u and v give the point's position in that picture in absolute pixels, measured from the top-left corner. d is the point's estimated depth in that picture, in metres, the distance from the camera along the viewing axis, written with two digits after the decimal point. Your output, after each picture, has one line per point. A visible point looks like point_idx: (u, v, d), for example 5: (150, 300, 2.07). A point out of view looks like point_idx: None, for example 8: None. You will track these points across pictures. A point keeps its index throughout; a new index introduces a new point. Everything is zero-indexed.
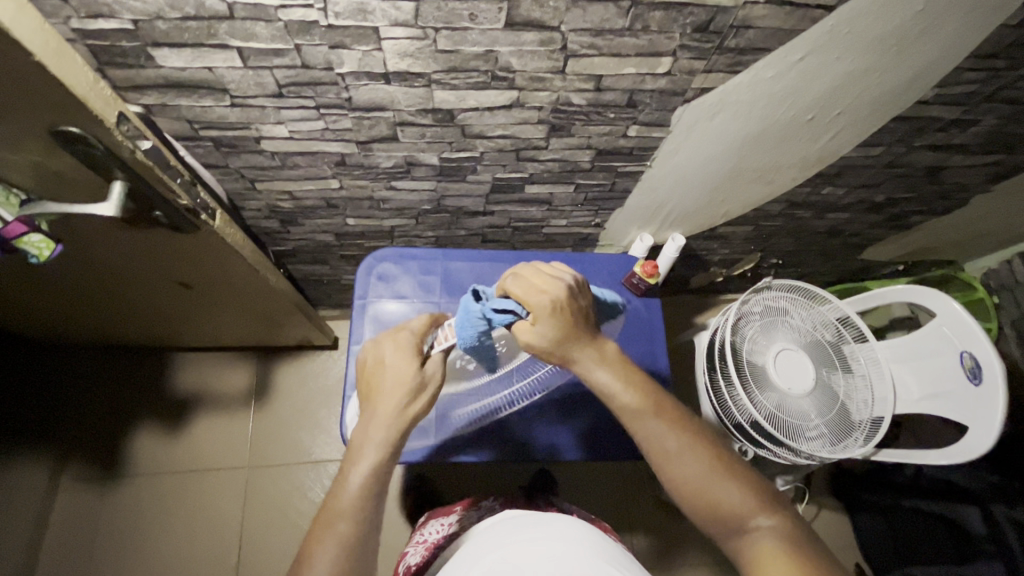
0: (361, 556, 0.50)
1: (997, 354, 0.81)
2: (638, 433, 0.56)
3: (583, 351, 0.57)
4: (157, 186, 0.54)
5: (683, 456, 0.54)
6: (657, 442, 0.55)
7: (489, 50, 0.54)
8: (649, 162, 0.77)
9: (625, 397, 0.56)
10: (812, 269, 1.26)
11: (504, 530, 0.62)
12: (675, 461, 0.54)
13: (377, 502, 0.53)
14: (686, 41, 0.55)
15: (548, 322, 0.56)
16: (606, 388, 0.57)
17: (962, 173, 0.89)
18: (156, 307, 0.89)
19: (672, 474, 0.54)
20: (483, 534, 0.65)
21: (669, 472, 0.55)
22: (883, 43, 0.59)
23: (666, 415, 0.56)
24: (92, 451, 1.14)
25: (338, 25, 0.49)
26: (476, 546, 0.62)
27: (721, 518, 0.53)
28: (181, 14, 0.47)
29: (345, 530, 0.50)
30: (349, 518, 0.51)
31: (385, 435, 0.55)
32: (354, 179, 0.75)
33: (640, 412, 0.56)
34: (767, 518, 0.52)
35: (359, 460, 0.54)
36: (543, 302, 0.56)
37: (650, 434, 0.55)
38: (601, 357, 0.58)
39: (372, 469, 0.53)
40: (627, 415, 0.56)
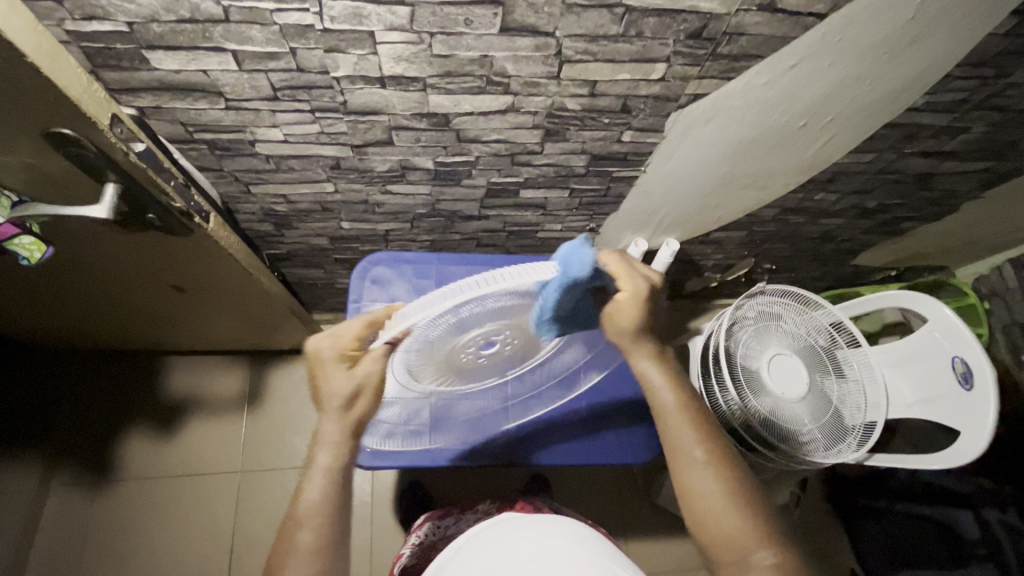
0: (331, 562, 0.52)
1: (989, 359, 0.82)
2: (668, 435, 0.61)
3: (641, 352, 0.62)
4: (150, 188, 0.54)
5: (703, 469, 0.58)
6: (683, 447, 0.60)
7: (484, 55, 0.54)
8: (644, 166, 0.77)
9: (667, 400, 0.62)
10: (805, 274, 1.27)
11: (501, 529, 0.63)
12: (696, 471, 0.59)
13: (338, 506, 0.54)
14: (679, 48, 0.55)
15: (636, 308, 0.58)
16: (653, 383, 0.62)
17: (952, 180, 0.90)
18: (150, 311, 0.88)
19: (689, 481, 0.59)
20: (479, 533, 0.65)
21: (686, 479, 0.59)
22: (874, 52, 0.59)
23: (700, 430, 0.60)
24: (83, 456, 1.13)
25: (334, 29, 0.50)
26: (475, 546, 0.63)
27: (724, 541, 0.56)
28: (176, 17, 0.47)
29: (307, 542, 0.51)
30: (311, 529, 0.52)
31: (337, 439, 0.56)
32: (349, 182, 0.75)
33: (673, 417, 0.61)
34: (767, 552, 0.54)
35: (314, 468, 0.55)
36: (642, 285, 0.58)
37: (679, 441, 0.60)
38: (658, 359, 0.63)
39: (327, 475, 0.55)
40: (664, 420, 0.62)
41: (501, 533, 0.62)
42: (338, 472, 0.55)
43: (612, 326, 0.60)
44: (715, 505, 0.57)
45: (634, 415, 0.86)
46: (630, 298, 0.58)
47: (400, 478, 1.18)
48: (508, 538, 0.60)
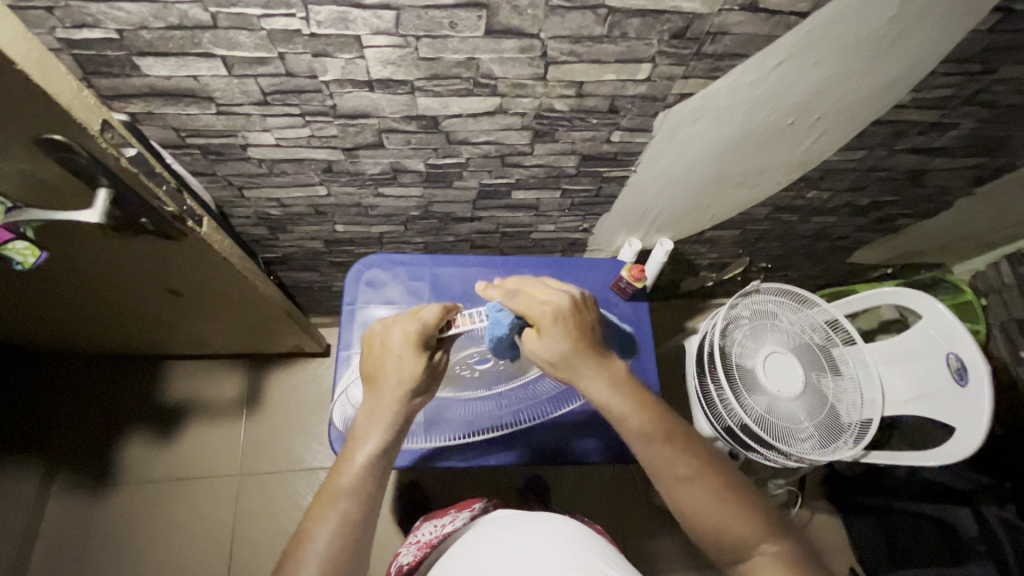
0: (360, 531, 0.51)
1: (982, 353, 0.82)
2: (646, 458, 0.57)
3: (588, 367, 0.59)
4: (142, 192, 0.55)
5: (689, 482, 0.55)
6: (664, 466, 0.56)
7: (470, 57, 0.55)
8: (634, 166, 0.78)
9: (631, 423, 0.58)
10: (801, 273, 1.27)
11: (496, 529, 0.63)
12: (682, 486, 0.55)
13: (375, 485, 0.55)
14: (663, 48, 0.56)
15: (557, 334, 0.60)
16: (613, 409, 0.58)
17: (943, 176, 0.90)
18: (146, 315, 0.89)
19: (679, 497, 0.55)
20: (476, 533, 0.65)
21: (676, 496, 0.56)
22: (858, 49, 0.60)
23: (676, 442, 0.57)
24: (83, 460, 1.13)
25: (320, 33, 0.50)
26: (469, 545, 0.63)
27: (725, 545, 0.53)
28: (165, 23, 0.48)
29: (344, 509, 0.51)
30: (349, 496, 0.52)
31: (389, 418, 0.58)
32: (341, 185, 0.76)
33: (649, 434, 0.57)
34: (772, 544, 0.53)
35: (364, 444, 0.57)
36: (551, 314, 0.61)
37: (658, 462, 0.56)
38: (605, 373, 0.60)
39: (376, 451, 0.56)
40: (639, 443, 0.57)
41: (496, 533, 0.62)
42: (388, 451, 0.57)
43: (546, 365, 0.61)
44: (709, 516, 0.54)
45: None
46: (541, 331, 0.61)
47: (398, 480, 1.18)
48: (502, 538, 0.61)
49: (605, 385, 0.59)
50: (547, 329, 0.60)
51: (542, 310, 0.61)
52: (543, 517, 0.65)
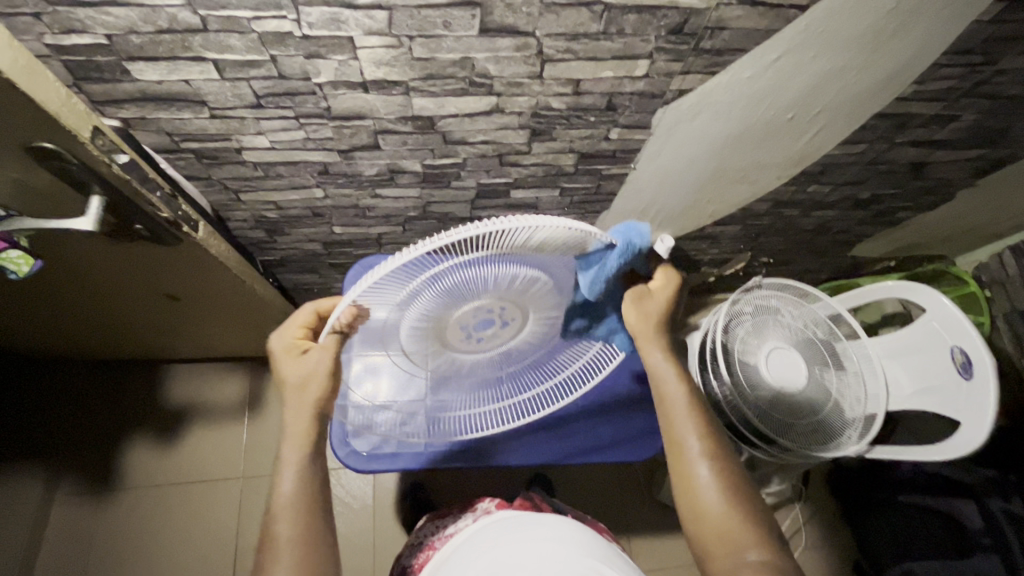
0: (312, 548, 0.52)
1: (986, 346, 0.81)
2: (671, 431, 0.62)
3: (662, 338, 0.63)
4: (135, 198, 0.54)
5: (702, 467, 0.59)
6: (683, 442, 0.61)
7: (465, 56, 0.54)
8: (633, 163, 0.77)
9: (673, 394, 0.63)
10: (804, 267, 1.26)
11: (494, 533, 0.62)
12: (695, 466, 0.59)
13: (311, 498, 0.55)
14: (661, 44, 0.55)
15: (665, 306, 0.64)
16: (662, 379, 0.63)
17: (946, 168, 0.89)
18: (145, 320, 0.89)
19: (688, 475, 0.59)
20: (474, 536, 0.65)
21: (686, 473, 0.59)
22: (858, 42, 0.59)
23: (704, 430, 0.61)
24: (86, 465, 1.13)
25: (312, 35, 0.50)
26: (468, 549, 0.62)
27: (716, 537, 0.56)
28: (155, 28, 0.47)
29: (286, 533, 0.52)
30: (287, 520, 0.52)
31: (303, 430, 0.57)
32: (338, 187, 0.76)
33: (681, 410, 0.62)
34: (756, 552, 0.53)
35: (284, 462, 0.55)
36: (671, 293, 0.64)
37: (682, 437, 0.61)
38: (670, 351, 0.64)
39: (297, 466, 0.55)
40: (670, 417, 0.62)
41: (495, 537, 0.61)
42: (308, 463, 0.56)
43: (640, 316, 0.63)
44: (711, 500, 0.57)
45: (631, 411, 0.86)
46: (660, 288, 0.64)
47: (401, 480, 1.18)
48: (499, 543, 0.60)
49: (663, 357, 0.63)
50: (664, 292, 0.64)
51: (663, 286, 0.64)
52: (547, 518, 0.64)
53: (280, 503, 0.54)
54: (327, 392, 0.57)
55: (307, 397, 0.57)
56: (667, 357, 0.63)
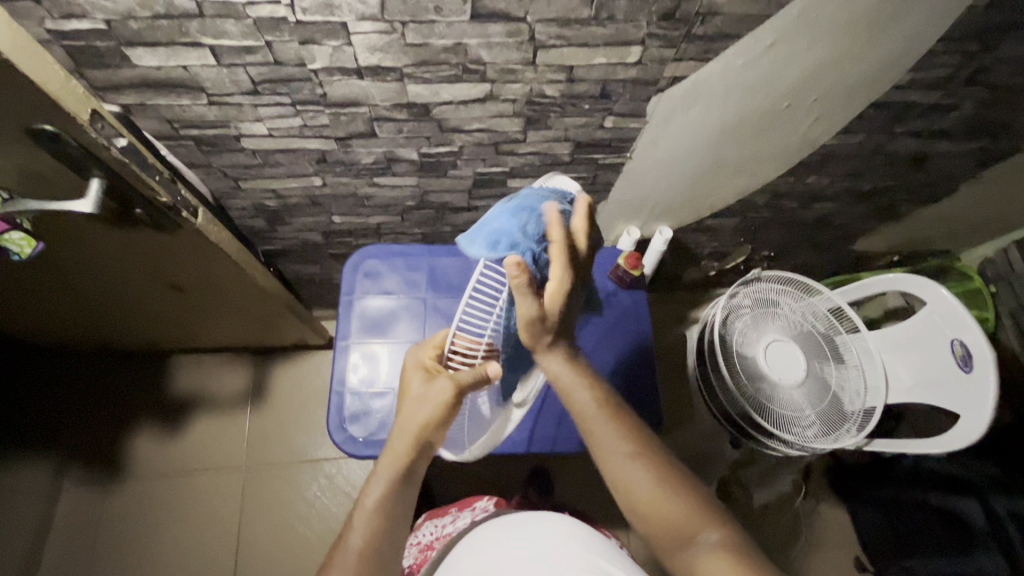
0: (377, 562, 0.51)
1: (987, 338, 0.80)
2: (589, 429, 0.56)
3: (550, 356, 0.57)
4: (134, 182, 0.55)
5: (633, 462, 0.54)
6: (607, 443, 0.55)
7: (458, 42, 0.54)
8: (629, 154, 0.77)
9: (579, 399, 0.57)
10: (806, 261, 1.26)
11: (490, 536, 0.61)
12: (616, 452, 0.54)
13: (395, 512, 0.54)
14: (653, 29, 0.55)
15: (561, 271, 0.55)
16: (563, 382, 0.57)
17: (947, 160, 0.88)
18: (148, 308, 0.90)
19: (621, 476, 0.54)
20: (470, 541, 0.63)
21: (614, 479, 0.54)
22: (852, 27, 0.59)
23: (619, 425, 0.56)
24: (91, 452, 1.15)
25: (306, 21, 0.50)
26: (464, 555, 0.60)
27: (670, 532, 0.51)
28: (152, 13, 0.49)
29: (355, 544, 0.51)
30: (360, 532, 0.52)
31: (404, 452, 0.56)
32: (336, 176, 0.76)
33: (592, 412, 0.56)
34: (713, 531, 0.50)
35: (375, 475, 0.56)
36: (568, 285, 0.55)
37: (608, 444, 0.55)
38: (566, 355, 0.58)
39: (389, 480, 0.55)
40: (592, 431, 0.56)
41: (488, 542, 0.60)
42: (397, 491, 0.55)
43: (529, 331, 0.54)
44: (638, 481, 0.53)
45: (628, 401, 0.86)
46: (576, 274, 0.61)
47: None
48: (494, 545, 0.58)
49: (565, 364, 0.58)
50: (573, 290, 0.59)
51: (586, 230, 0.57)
52: (540, 516, 0.61)
53: (363, 511, 0.54)
54: (438, 416, 0.56)
55: (419, 423, 0.56)
56: (569, 366, 0.58)
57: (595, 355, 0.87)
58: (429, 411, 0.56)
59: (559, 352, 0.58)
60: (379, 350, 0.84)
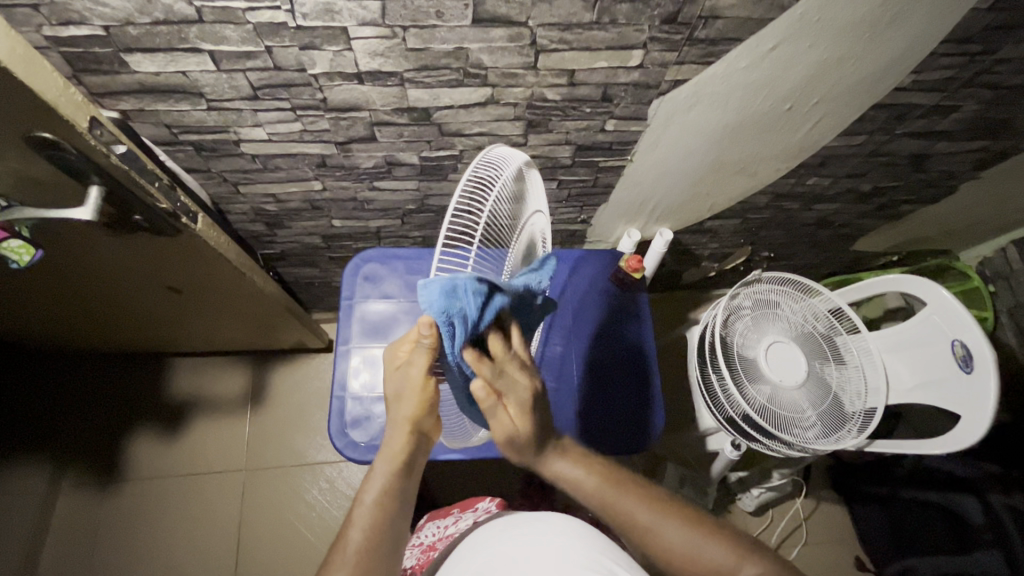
0: (379, 557, 0.51)
1: (987, 339, 0.80)
2: (610, 513, 0.55)
3: (550, 455, 0.55)
4: (134, 188, 0.54)
5: (663, 523, 0.54)
6: (631, 516, 0.54)
7: (459, 47, 0.54)
8: (630, 156, 0.77)
9: (592, 487, 0.55)
10: (805, 261, 1.26)
11: (492, 535, 0.61)
12: (643, 518, 0.54)
13: (397, 508, 0.53)
14: (655, 33, 0.55)
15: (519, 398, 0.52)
16: (573, 480, 0.55)
17: (947, 161, 0.88)
18: (147, 312, 0.90)
19: (652, 544, 0.54)
20: (472, 541, 0.63)
21: (650, 546, 0.54)
22: (854, 30, 0.59)
23: (635, 491, 0.56)
24: (89, 456, 1.15)
25: (307, 26, 0.50)
26: (467, 556, 0.60)
27: None
28: (151, 18, 0.48)
29: (356, 539, 0.51)
30: (361, 530, 0.51)
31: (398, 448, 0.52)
32: (336, 180, 0.76)
33: (608, 493, 0.55)
34: (753, 567, 0.52)
35: (372, 471, 0.53)
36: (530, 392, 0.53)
37: (634, 515, 0.54)
38: (561, 449, 0.56)
39: (387, 476, 0.53)
40: (617, 510, 0.54)
41: (490, 541, 0.60)
42: (396, 486, 0.53)
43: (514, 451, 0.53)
44: (672, 538, 0.53)
45: (630, 403, 0.86)
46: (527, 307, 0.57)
47: None
48: (496, 545, 0.58)
49: (566, 461, 0.56)
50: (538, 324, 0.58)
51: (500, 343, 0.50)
52: (541, 514, 0.61)
53: (363, 509, 0.52)
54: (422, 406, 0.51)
55: (405, 416, 0.52)
56: (569, 458, 0.56)
57: (596, 358, 0.87)
58: (411, 405, 0.51)
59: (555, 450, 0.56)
60: (380, 354, 0.83)
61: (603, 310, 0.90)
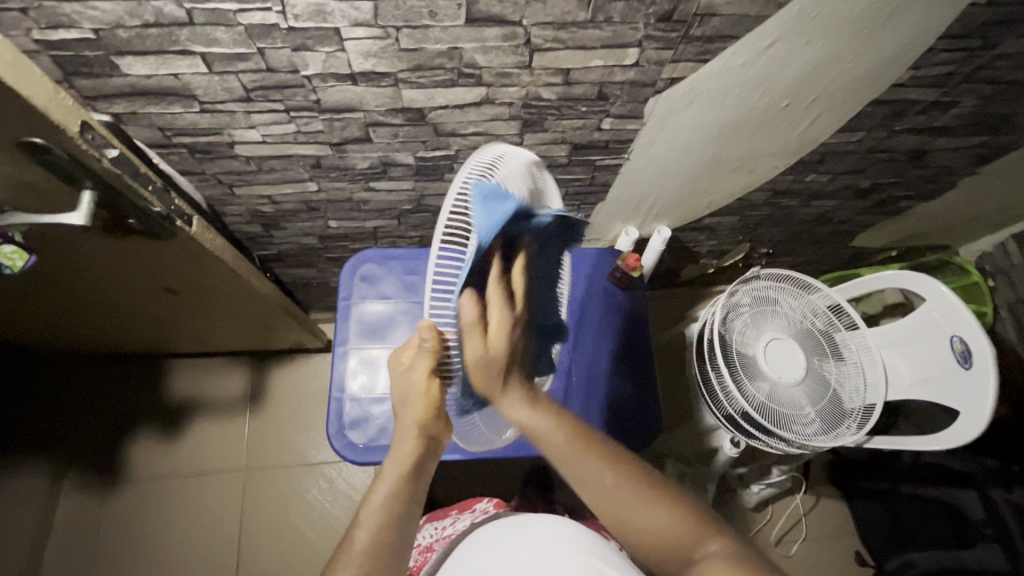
0: (383, 559, 0.50)
1: (986, 335, 0.80)
2: (573, 471, 0.54)
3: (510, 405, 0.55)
4: (127, 192, 0.54)
5: (623, 486, 0.53)
6: (590, 476, 0.54)
7: (453, 47, 0.54)
8: (627, 154, 0.77)
9: (557, 443, 0.55)
10: (804, 257, 1.25)
11: (491, 536, 0.61)
12: (602, 479, 0.54)
13: (404, 507, 0.53)
14: (651, 31, 0.55)
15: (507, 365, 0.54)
16: (533, 429, 0.55)
17: (946, 156, 0.88)
18: (144, 315, 0.90)
19: (612, 509, 0.53)
20: (470, 542, 0.63)
21: (614, 511, 0.53)
22: (852, 27, 0.59)
23: (599, 453, 0.55)
24: (90, 458, 1.15)
25: (298, 27, 0.50)
26: (464, 557, 0.60)
27: (670, 553, 0.51)
28: (141, 21, 0.48)
29: (362, 541, 0.50)
30: (367, 529, 0.51)
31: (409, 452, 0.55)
32: (332, 181, 0.76)
33: (572, 454, 0.55)
34: (713, 539, 0.51)
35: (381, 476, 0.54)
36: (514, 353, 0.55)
37: (592, 476, 0.54)
38: (527, 398, 0.56)
39: (395, 479, 0.54)
40: (575, 467, 0.54)
41: (487, 542, 0.60)
42: (405, 488, 0.53)
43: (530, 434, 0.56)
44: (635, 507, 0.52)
45: (628, 402, 0.85)
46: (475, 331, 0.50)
47: None
48: (491, 547, 0.58)
49: (527, 408, 0.55)
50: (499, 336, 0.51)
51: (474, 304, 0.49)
52: (539, 516, 0.61)
53: (369, 511, 0.52)
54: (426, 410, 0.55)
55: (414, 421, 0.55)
56: (532, 408, 0.55)
57: (594, 358, 0.87)
58: (416, 407, 0.55)
59: (524, 399, 0.55)
60: (378, 355, 0.83)
61: (601, 309, 0.90)
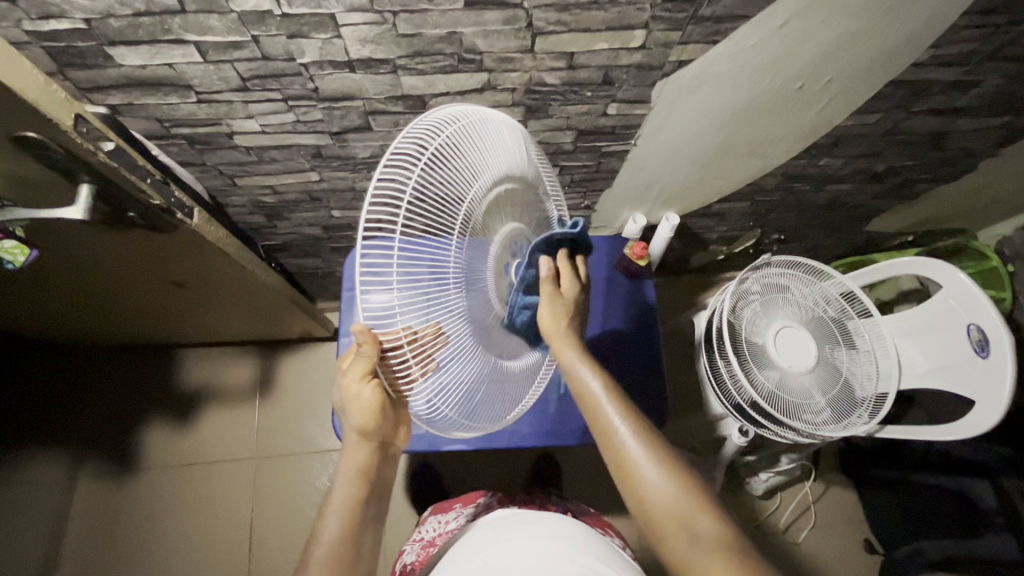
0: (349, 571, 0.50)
1: (1005, 323, 0.78)
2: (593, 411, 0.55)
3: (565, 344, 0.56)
4: (125, 185, 0.53)
5: (635, 441, 0.52)
6: (605, 422, 0.54)
7: (452, 32, 0.52)
8: (634, 140, 0.75)
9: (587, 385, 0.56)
10: (818, 243, 1.22)
11: (488, 533, 0.60)
12: (614, 431, 0.53)
13: (363, 521, 0.53)
14: (657, 12, 0.52)
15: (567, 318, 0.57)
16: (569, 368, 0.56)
17: (967, 138, 0.85)
18: (151, 306, 0.90)
19: (615, 454, 0.53)
20: (471, 538, 0.62)
21: (615, 454, 0.53)
22: (870, 4, 0.56)
23: (624, 406, 0.55)
24: (103, 446, 1.17)
25: (293, 14, 0.48)
26: (463, 554, 0.59)
27: (653, 518, 0.50)
28: (132, 10, 0.47)
29: (322, 553, 0.50)
30: (327, 542, 0.51)
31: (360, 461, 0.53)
32: (334, 170, 0.74)
33: (597, 397, 0.55)
34: (706, 518, 0.48)
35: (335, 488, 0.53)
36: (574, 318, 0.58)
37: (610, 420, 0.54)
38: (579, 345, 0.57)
39: (351, 487, 0.53)
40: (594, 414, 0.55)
41: (487, 539, 0.59)
42: (362, 499, 0.53)
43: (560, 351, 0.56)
44: (637, 457, 0.52)
45: (635, 389, 0.84)
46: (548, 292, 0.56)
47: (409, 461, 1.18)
48: (490, 543, 0.58)
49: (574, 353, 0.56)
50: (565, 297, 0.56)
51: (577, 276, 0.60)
52: (539, 513, 0.62)
53: (328, 523, 0.52)
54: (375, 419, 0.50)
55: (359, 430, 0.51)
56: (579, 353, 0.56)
57: (601, 347, 0.86)
58: (360, 416, 0.50)
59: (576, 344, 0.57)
60: None
61: (607, 298, 0.89)
